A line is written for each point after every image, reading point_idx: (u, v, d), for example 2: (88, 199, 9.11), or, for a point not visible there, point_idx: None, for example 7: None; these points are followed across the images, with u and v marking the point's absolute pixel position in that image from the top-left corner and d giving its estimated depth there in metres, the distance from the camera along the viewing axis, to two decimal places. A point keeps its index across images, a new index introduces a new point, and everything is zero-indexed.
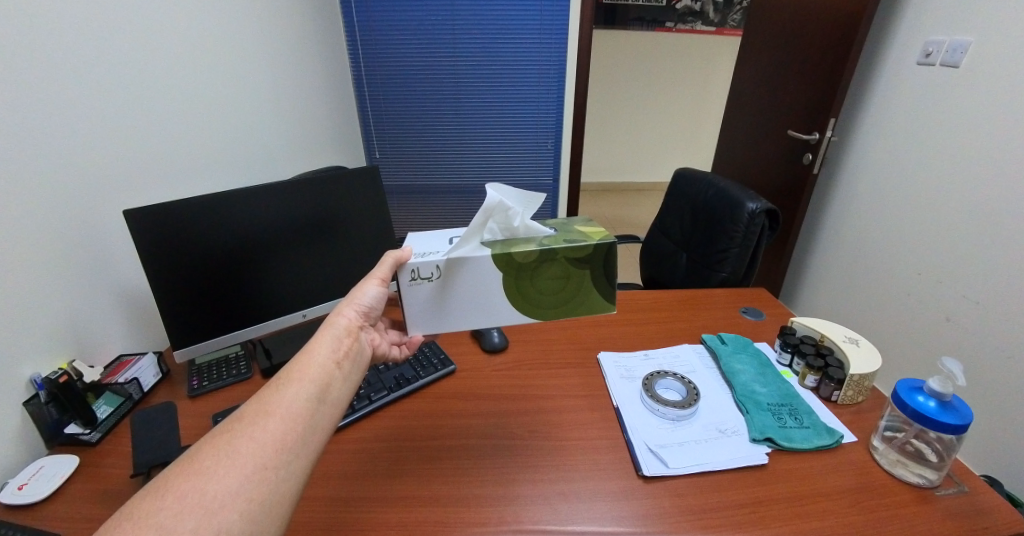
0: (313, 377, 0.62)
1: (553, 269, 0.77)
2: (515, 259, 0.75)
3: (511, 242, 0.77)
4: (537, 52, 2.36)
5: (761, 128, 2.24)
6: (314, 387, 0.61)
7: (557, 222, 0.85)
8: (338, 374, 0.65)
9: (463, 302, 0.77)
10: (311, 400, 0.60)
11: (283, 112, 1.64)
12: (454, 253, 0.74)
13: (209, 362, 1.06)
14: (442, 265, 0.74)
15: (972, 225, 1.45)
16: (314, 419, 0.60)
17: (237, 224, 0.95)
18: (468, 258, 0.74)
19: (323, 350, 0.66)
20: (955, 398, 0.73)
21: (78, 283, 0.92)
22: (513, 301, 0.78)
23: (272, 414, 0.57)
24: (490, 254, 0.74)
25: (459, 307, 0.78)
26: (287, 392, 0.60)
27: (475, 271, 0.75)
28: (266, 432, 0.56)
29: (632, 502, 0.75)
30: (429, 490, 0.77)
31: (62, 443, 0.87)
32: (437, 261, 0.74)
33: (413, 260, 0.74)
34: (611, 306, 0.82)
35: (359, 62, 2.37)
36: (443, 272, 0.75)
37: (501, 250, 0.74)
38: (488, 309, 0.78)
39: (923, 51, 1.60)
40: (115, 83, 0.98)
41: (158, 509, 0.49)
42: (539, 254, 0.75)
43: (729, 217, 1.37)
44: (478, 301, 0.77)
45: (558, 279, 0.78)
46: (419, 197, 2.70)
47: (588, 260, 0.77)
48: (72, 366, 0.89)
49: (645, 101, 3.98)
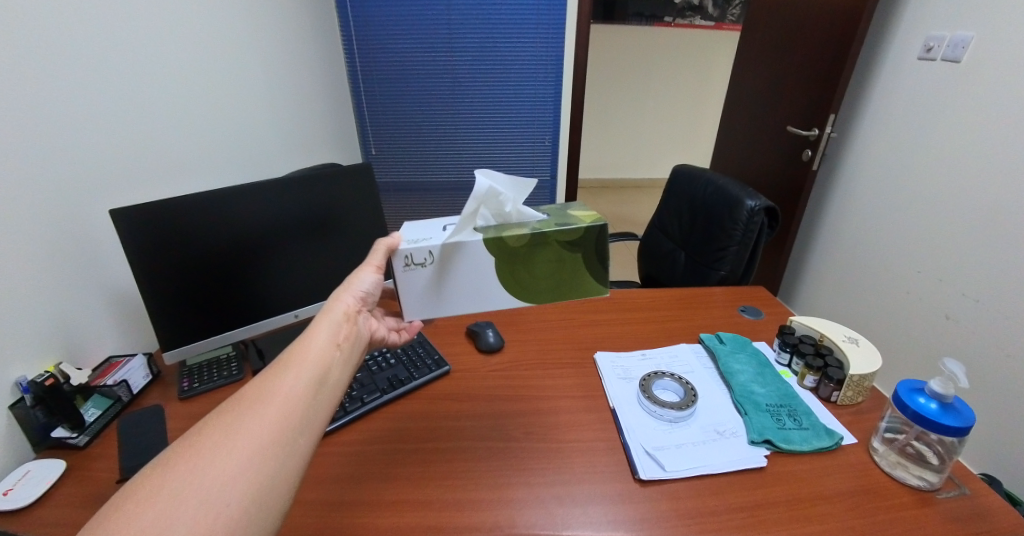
0: (314, 359, 0.60)
1: (549, 255, 0.75)
2: (507, 245, 0.73)
3: (503, 227, 0.75)
4: (535, 47, 2.34)
5: (760, 124, 2.22)
6: (315, 369, 0.59)
7: (549, 209, 0.83)
8: (339, 357, 0.63)
9: (457, 288, 0.76)
10: (313, 382, 0.58)
11: (277, 109, 1.64)
12: (448, 238, 0.72)
13: (200, 363, 1.05)
14: (435, 251, 0.72)
15: (974, 222, 1.44)
16: (316, 402, 0.58)
17: (228, 222, 0.94)
18: (461, 243, 0.72)
19: (323, 334, 0.64)
20: (957, 400, 0.72)
21: (66, 282, 0.90)
22: (507, 287, 0.77)
23: (273, 396, 0.55)
24: (482, 239, 0.72)
25: (453, 293, 0.76)
26: (288, 374, 0.58)
27: (468, 257, 0.73)
28: (266, 417, 0.54)
29: (630, 506, 0.74)
30: (422, 494, 0.76)
31: (49, 446, 0.85)
32: (430, 247, 0.72)
33: (406, 245, 0.73)
34: (605, 290, 0.80)
35: (355, 58, 2.35)
36: (437, 258, 0.73)
37: (493, 235, 0.73)
38: (482, 293, 0.77)
39: (923, 46, 1.58)
40: (105, 80, 0.97)
41: (150, 504, 0.47)
42: (531, 239, 0.73)
43: (727, 215, 1.36)
44: (472, 287, 0.76)
45: (556, 263, 0.76)
46: (415, 194, 2.69)
47: (582, 243, 0.75)
48: (59, 369, 0.87)
49: (644, 97, 3.96)
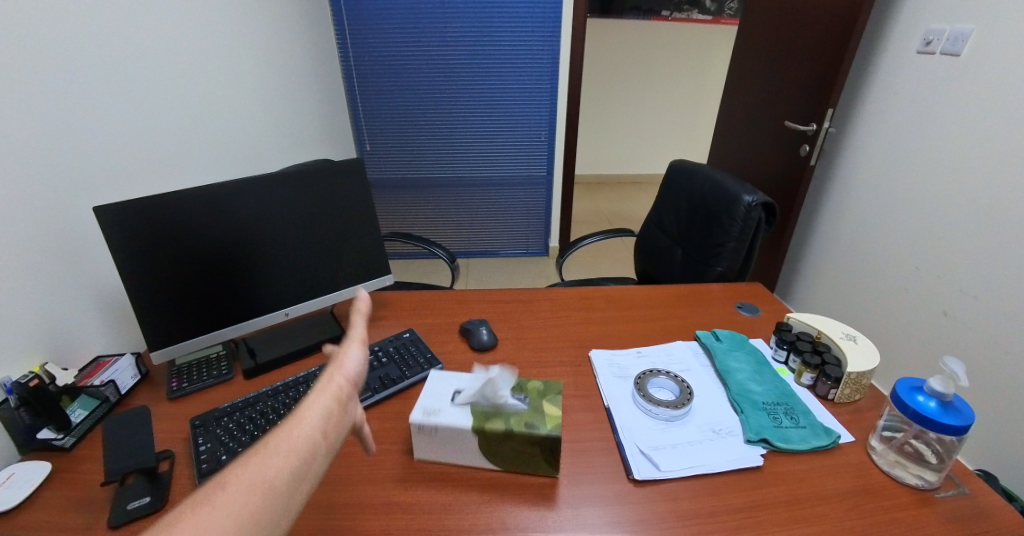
0: (295, 452, 0.51)
1: (518, 448, 0.74)
2: (484, 432, 0.73)
3: (490, 413, 0.75)
4: (530, 40, 2.31)
5: (758, 119, 2.21)
6: (293, 466, 0.50)
7: (541, 386, 0.82)
8: (322, 450, 0.54)
9: (441, 446, 0.77)
10: (287, 483, 0.49)
11: (269, 104, 1.62)
12: (445, 420, 0.75)
13: (190, 362, 1.03)
14: (435, 425, 0.75)
15: (973, 217, 1.42)
16: (286, 503, 0.49)
17: (215, 218, 0.92)
18: (450, 425, 0.74)
19: (309, 421, 0.54)
20: (957, 398, 0.71)
21: (49, 280, 0.88)
22: (479, 458, 0.77)
23: (237, 496, 0.46)
24: (468, 424, 0.74)
25: (438, 450, 0.78)
26: (258, 472, 0.48)
27: (452, 433, 0.75)
28: (221, 534, 0.44)
29: (624, 507, 0.73)
30: (412, 496, 0.74)
31: (35, 448, 0.83)
32: (431, 421, 0.75)
33: (419, 417, 0.76)
34: (556, 473, 0.76)
35: (349, 53, 2.33)
36: (438, 432, 0.75)
37: (478, 422, 0.74)
38: (459, 453, 0.77)
39: (923, 39, 1.56)
40: (90, 72, 0.95)
41: None
42: (505, 432, 0.73)
43: (725, 211, 1.34)
44: (452, 448, 0.77)
45: (519, 453, 0.75)
46: (411, 190, 2.71)
47: (550, 450, 0.74)
48: (44, 369, 0.85)
49: (641, 92, 3.93)
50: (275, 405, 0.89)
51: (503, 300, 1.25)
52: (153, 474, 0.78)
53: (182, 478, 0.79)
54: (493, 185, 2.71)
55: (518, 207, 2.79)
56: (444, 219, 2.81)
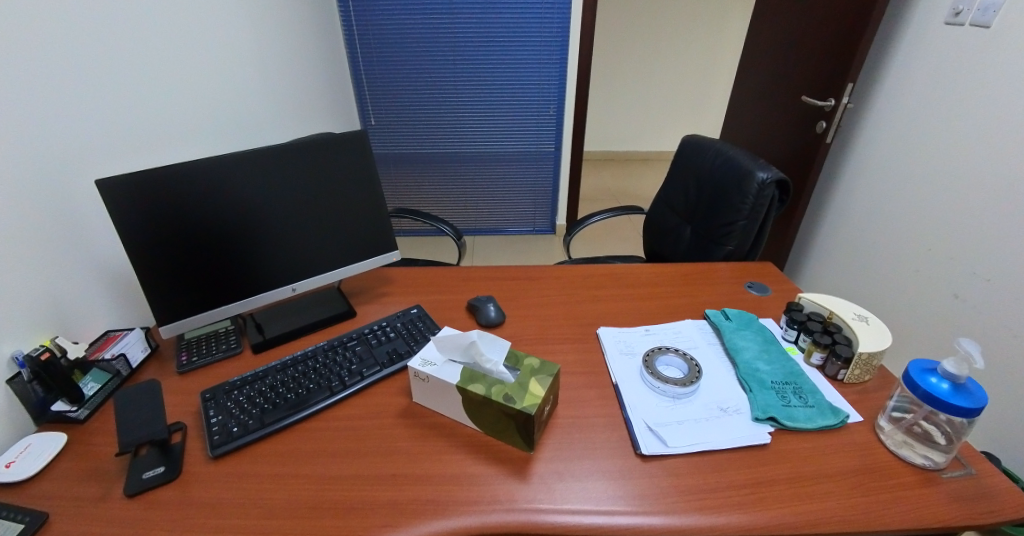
0: None
1: (495, 416, 0.77)
2: (466, 392, 0.78)
3: (474, 374, 0.80)
4: (539, 12, 2.24)
5: (774, 92, 2.14)
6: None
7: (534, 360, 0.83)
8: None
9: (433, 397, 0.83)
10: None
11: (271, 78, 1.59)
12: (436, 373, 0.81)
13: (199, 336, 1.04)
14: (427, 376, 0.82)
15: (993, 197, 1.39)
16: None
17: (220, 190, 0.91)
18: (438, 378, 0.80)
19: None
20: (969, 381, 0.70)
21: (51, 254, 0.88)
22: (465, 415, 0.81)
23: None
24: (453, 381, 0.79)
25: (431, 401, 0.84)
26: None
27: (442, 387, 0.81)
28: None
29: (631, 481, 0.73)
30: (420, 469, 0.75)
31: (50, 420, 0.84)
32: (424, 371, 0.82)
33: (416, 366, 0.83)
34: (529, 450, 0.77)
35: (351, 24, 2.27)
36: (429, 381, 0.82)
37: (461, 379, 0.79)
38: (449, 408, 0.83)
39: (952, 9, 1.50)
40: (91, 42, 0.93)
41: None
42: (483, 399, 0.76)
43: (737, 189, 1.31)
44: (442, 400, 0.83)
45: (498, 422, 0.77)
46: (417, 166, 2.68)
47: (525, 425, 0.74)
48: (55, 342, 0.86)
49: (654, 63, 3.82)
50: (284, 379, 0.90)
51: (509, 277, 1.24)
52: (165, 446, 0.79)
53: (194, 449, 0.80)
54: (500, 161, 2.68)
55: (524, 183, 2.76)
56: (451, 195, 2.80)
